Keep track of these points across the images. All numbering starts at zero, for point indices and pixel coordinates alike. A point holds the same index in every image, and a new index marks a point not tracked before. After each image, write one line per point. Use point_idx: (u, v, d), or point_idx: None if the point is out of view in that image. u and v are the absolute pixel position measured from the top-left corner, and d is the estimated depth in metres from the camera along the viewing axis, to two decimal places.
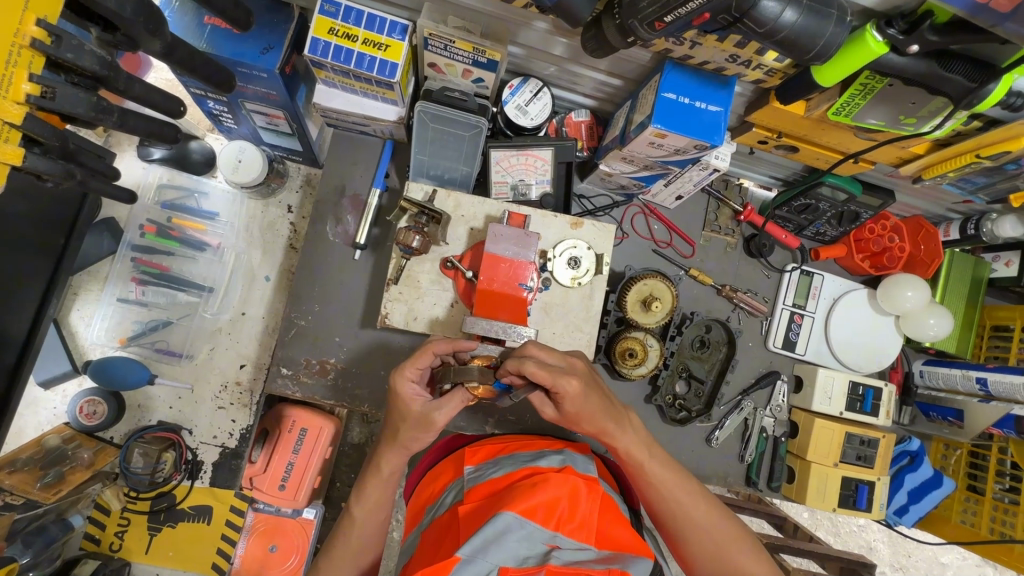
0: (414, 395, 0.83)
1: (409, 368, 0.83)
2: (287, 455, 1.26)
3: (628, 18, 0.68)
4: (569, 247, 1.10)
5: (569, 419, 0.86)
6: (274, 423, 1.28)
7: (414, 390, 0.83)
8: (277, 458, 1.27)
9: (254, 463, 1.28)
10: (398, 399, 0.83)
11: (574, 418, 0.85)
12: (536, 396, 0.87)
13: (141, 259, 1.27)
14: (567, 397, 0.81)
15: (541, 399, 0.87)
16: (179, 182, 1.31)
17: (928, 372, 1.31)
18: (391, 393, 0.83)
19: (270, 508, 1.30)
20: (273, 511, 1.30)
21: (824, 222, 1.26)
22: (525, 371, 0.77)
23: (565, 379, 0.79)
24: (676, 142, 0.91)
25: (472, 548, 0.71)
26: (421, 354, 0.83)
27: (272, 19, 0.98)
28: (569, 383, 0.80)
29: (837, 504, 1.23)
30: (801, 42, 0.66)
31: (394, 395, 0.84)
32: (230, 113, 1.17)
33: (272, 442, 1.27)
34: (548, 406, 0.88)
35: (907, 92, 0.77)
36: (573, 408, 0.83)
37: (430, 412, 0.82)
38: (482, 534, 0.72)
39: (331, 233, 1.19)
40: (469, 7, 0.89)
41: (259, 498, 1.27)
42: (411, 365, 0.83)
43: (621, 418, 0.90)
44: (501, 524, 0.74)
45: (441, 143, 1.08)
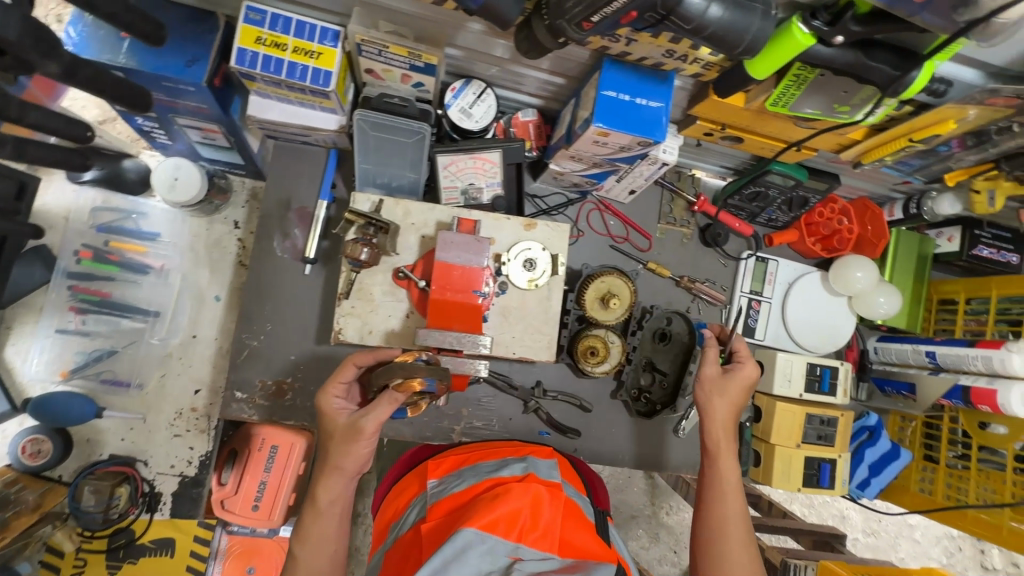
0: (339, 409, 0.85)
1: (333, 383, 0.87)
2: (258, 475, 1.20)
3: (555, 19, 0.67)
4: (524, 250, 1.09)
5: (719, 386, 1.02)
6: (243, 441, 1.22)
7: (338, 406, 0.86)
8: (247, 479, 1.22)
9: (223, 485, 1.23)
10: (322, 415, 0.85)
11: (719, 390, 1.02)
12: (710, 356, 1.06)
13: (79, 287, 1.22)
14: (744, 372, 1.04)
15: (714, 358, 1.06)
16: (115, 204, 1.25)
17: (881, 349, 1.37)
18: (318, 411, 0.86)
19: (245, 530, 1.27)
20: (248, 532, 1.27)
21: (775, 209, 1.28)
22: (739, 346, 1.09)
23: (749, 361, 1.06)
24: (619, 139, 0.91)
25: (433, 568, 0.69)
26: (342, 367, 0.88)
27: (196, 29, 0.93)
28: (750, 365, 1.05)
29: (802, 483, 1.25)
30: (729, 37, 0.66)
31: (321, 414, 0.86)
32: (162, 129, 1.11)
33: (242, 462, 1.20)
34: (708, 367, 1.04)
35: (838, 80, 0.78)
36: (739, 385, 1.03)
37: (358, 421, 0.80)
38: (442, 554, 0.71)
39: (278, 248, 1.15)
40: (400, 11, 0.87)
41: (232, 521, 1.22)
42: (332, 381, 0.87)
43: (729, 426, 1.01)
44: (461, 542, 0.73)
45: (385, 151, 1.05)
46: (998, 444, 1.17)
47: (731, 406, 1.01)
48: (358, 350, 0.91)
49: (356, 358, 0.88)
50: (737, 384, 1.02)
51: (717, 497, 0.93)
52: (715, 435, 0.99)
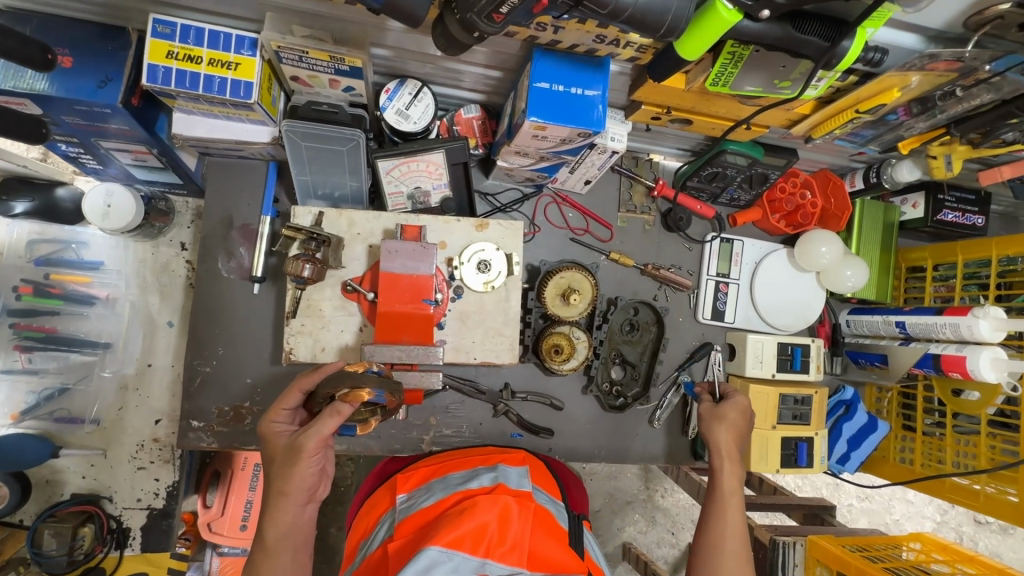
0: (283, 433, 0.83)
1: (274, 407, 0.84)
2: (244, 493, 1.25)
3: (465, 12, 0.63)
4: (477, 251, 1.05)
5: (719, 413, 1.06)
6: (225, 463, 1.28)
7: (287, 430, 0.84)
8: (233, 499, 1.26)
9: (209, 508, 1.26)
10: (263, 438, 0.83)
11: (720, 416, 1.06)
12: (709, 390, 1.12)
13: (21, 323, 1.15)
14: (738, 400, 1.09)
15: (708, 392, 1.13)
16: (52, 235, 1.19)
17: (853, 322, 1.36)
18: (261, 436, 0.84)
19: (235, 550, 1.28)
20: (238, 552, 1.28)
21: (736, 188, 1.25)
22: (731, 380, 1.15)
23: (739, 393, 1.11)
24: (559, 132, 0.87)
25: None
26: (286, 393, 0.84)
27: (106, 48, 0.88)
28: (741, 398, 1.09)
29: (780, 464, 1.24)
30: (649, 19, 0.62)
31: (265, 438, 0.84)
32: (89, 154, 1.05)
33: (226, 482, 1.25)
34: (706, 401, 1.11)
35: (775, 56, 0.74)
36: (733, 412, 1.06)
37: (297, 439, 0.77)
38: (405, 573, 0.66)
39: (224, 269, 1.11)
40: (315, 13, 0.82)
41: (222, 543, 1.25)
42: (277, 405, 0.84)
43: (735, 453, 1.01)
44: (425, 560, 0.68)
45: (322, 161, 1.01)
46: (972, 410, 1.15)
47: (732, 431, 1.04)
48: (303, 373, 0.87)
49: (300, 382, 0.84)
50: (734, 410, 1.07)
51: (717, 514, 0.94)
52: (718, 456, 1.00)
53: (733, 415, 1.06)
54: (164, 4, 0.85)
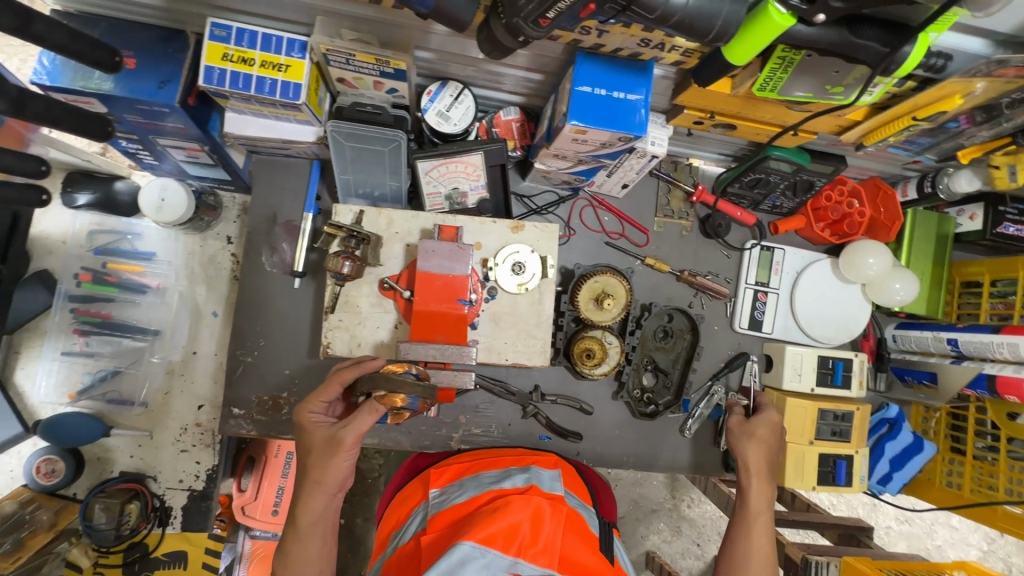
0: (318, 424, 0.84)
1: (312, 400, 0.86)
2: (276, 479, 1.26)
3: (511, 17, 0.64)
4: (512, 253, 1.06)
5: (746, 430, 1.06)
6: (258, 449, 1.29)
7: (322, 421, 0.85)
8: (267, 483, 1.26)
9: (244, 491, 1.26)
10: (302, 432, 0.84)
11: (748, 432, 1.05)
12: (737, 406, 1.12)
13: (80, 309, 1.23)
14: (768, 416, 1.07)
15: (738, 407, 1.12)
16: (110, 226, 1.26)
17: (900, 337, 1.29)
18: (297, 426, 0.85)
19: (267, 535, 1.27)
20: (270, 537, 1.27)
21: (779, 195, 1.21)
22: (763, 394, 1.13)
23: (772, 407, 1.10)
24: (599, 136, 0.87)
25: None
26: (325, 386, 0.86)
27: (166, 50, 0.92)
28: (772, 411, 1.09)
29: (817, 482, 1.20)
30: (698, 24, 0.61)
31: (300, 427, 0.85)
32: (146, 150, 1.11)
33: (259, 468, 1.25)
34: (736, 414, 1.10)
35: (828, 61, 0.72)
36: (762, 429, 1.05)
37: (337, 432, 0.81)
38: (439, 565, 0.67)
39: (267, 263, 1.15)
40: (363, 16, 0.84)
41: (255, 526, 1.25)
42: (313, 396, 0.86)
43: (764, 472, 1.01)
44: (457, 556, 0.69)
45: (364, 160, 1.03)
46: None
47: (761, 448, 1.03)
48: (341, 368, 0.88)
49: (341, 376, 0.85)
50: (762, 426, 1.06)
51: (744, 533, 0.94)
52: (745, 474, 1.00)
53: (762, 432, 1.05)
54: (220, 8, 0.88)
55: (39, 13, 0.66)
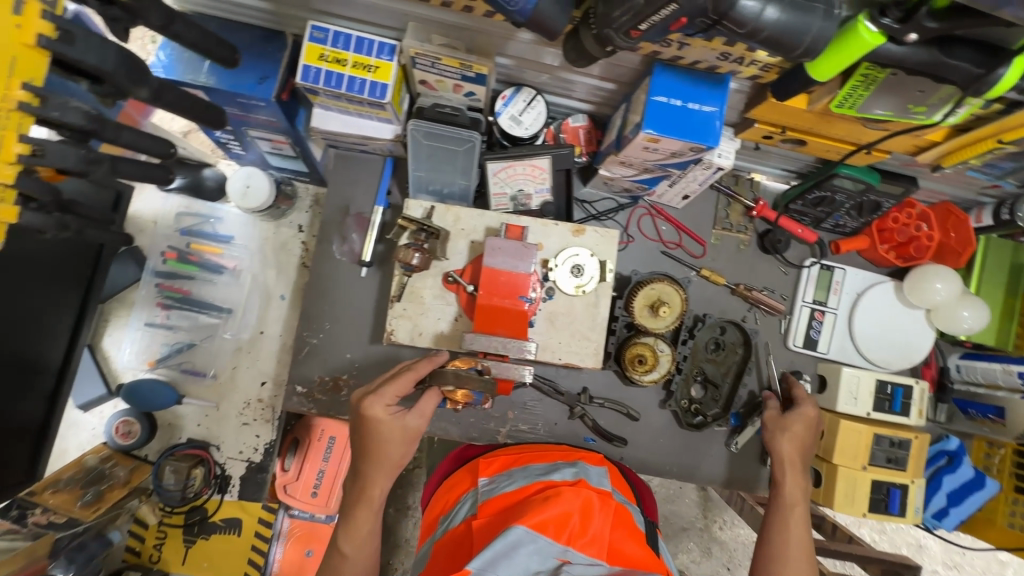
0: (390, 415, 0.88)
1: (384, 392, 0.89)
2: (317, 462, 1.32)
3: (603, 28, 0.67)
4: (572, 255, 1.09)
5: (784, 424, 1.06)
6: (303, 431, 1.35)
7: (389, 411, 0.88)
8: (308, 465, 1.33)
9: (286, 471, 1.34)
10: (372, 424, 0.87)
11: (784, 426, 1.05)
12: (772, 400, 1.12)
13: (164, 284, 1.34)
14: (804, 411, 1.07)
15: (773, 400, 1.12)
16: (196, 209, 1.36)
17: (965, 367, 1.25)
18: (362, 417, 0.88)
19: (305, 515, 1.36)
20: (308, 518, 1.36)
21: (843, 214, 1.20)
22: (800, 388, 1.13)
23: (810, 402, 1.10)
24: (670, 146, 0.89)
25: (483, 561, 0.68)
26: (402, 380, 0.90)
27: (267, 49, 0.99)
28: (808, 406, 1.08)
29: (868, 508, 1.17)
30: (787, 40, 0.63)
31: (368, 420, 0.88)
32: (236, 140, 1.19)
33: (303, 450, 1.32)
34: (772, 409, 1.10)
35: (914, 80, 0.72)
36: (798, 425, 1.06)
37: (413, 422, 0.89)
38: (494, 547, 0.70)
39: (337, 252, 1.21)
40: (452, 24, 0.89)
41: (294, 505, 1.33)
42: (387, 390, 0.89)
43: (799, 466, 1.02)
44: (512, 538, 0.71)
45: (437, 159, 1.09)
46: None
47: (795, 442, 1.04)
48: (415, 362, 0.94)
49: (416, 369, 0.92)
50: (798, 421, 1.06)
51: (781, 530, 0.95)
52: (780, 469, 1.01)
53: (796, 427, 1.05)
54: (320, 12, 0.95)
55: (178, 14, 0.74)
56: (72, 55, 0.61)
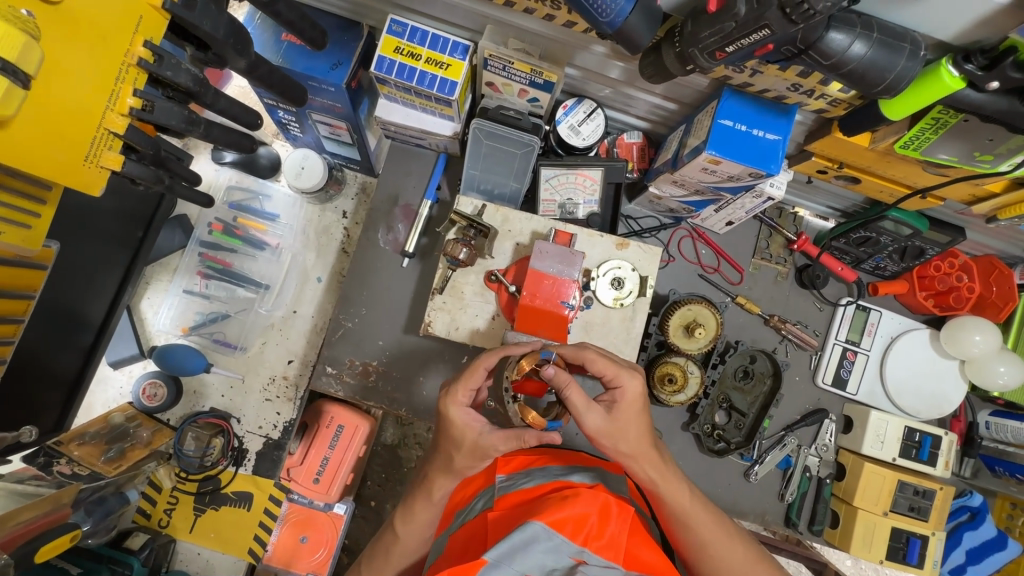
0: (468, 422, 0.85)
1: (460, 392, 0.85)
2: (323, 449, 1.37)
3: (688, 47, 0.69)
4: (613, 268, 1.06)
5: (617, 427, 0.83)
6: (314, 417, 1.39)
7: (467, 417, 0.85)
8: (313, 452, 1.38)
9: (293, 454, 1.39)
10: (452, 425, 0.85)
11: (620, 429, 0.83)
12: (579, 402, 0.82)
13: (207, 254, 1.35)
14: (624, 400, 0.84)
15: (586, 402, 0.82)
16: (246, 184, 1.38)
17: (995, 425, 1.23)
18: (445, 417, 0.86)
19: (304, 500, 1.40)
20: (306, 503, 1.40)
21: (885, 257, 1.20)
22: (601, 362, 0.85)
23: (627, 376, 0.85)
24: (730, 169, 0.90)
25: (498, 552, 0.63)
26: (472, 372, 0.85)
27: (343, 37, 1.01)
28: (631, 379, 0.85)
29: (885, 555, 1.16)
30: (871, 76, 0.65)
31: (448, 419, 0.86)
32: (297, 123, 1.22)
33: (310, 434, 1.37)
34: (595, 411, 0.82)
35: (984, 128, 0.73)
36: (628, 414, 0.84)
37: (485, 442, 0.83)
38: (509, 539, 0.64)
39: (382, 240, 1.24)
40: (530, 30, 0.92)
41: (295, 489, 1.38)
42: (461, 387, 0.86)
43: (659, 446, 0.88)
44: (529, 532, 0.65)
45: (493, 159, 1.12)
46: None
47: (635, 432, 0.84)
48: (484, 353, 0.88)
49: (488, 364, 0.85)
50: (617, 415, 0.83)
51: (708, 549, 0.85)
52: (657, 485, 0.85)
53: (631, 423, 0.84)
54: (401, 7, 0.99)
55: None
56: (189, 20, 0.66)
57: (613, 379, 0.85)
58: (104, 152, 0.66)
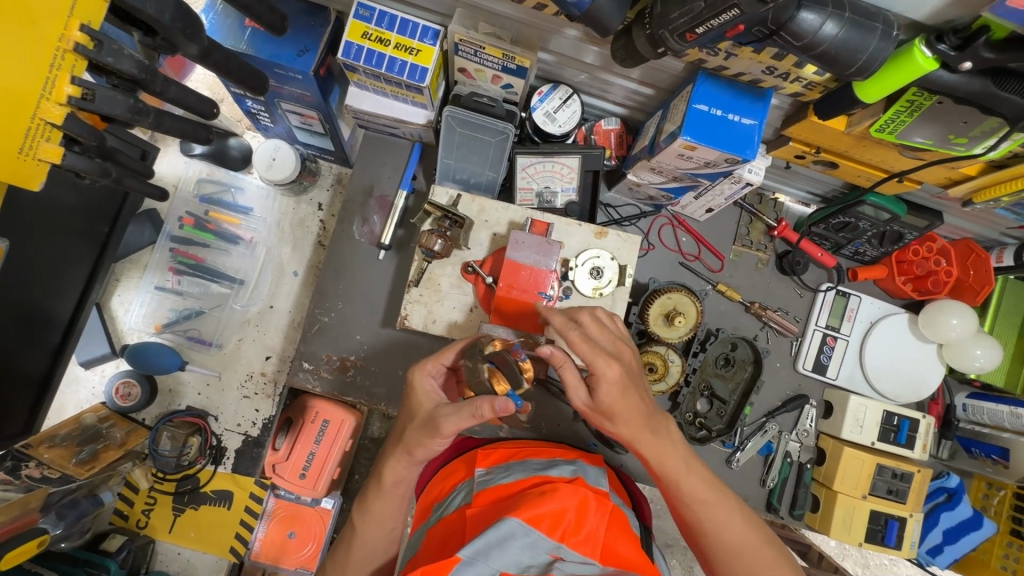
0: (431, 392, 0.86)
1: (431, 363, 0.87)
2: (309, 444, 1.29)
3: (658, 28, 0.67)
4: (592, 257, 1.05)
5: (601, 412, 0.80)
6: (297, 412, 1.32)
7: (430, 388, 0.87)
8: (300, 446, 1.31)
9: (277, 450, 1.32)
10: (413, 392, 0.87)
11: (608, 415, 0.80)
12: (569, 378, 0.79)
13: (179, 250, 1.31)
14: (603, 385, 0.78)
15: (576, 382, 0.79)
16: (218, 177, 1.34)
17: (971, 407, 1.25)
18: (409, 386, 0.88)
19: (290, 496, 1.35)
20: (293, 499, 1.35)
21: (864, 242, 1.20)
22: (579, 347, 0.79)
23: (605, 361, 0.78)
24: (706, 155, 0.89)
25: (473, 549, 0.61)
26: (444, 351, 0.88)
27: (308, 22, 0.98)
28: (612, 369, 0.78)
29: (864, 538, 1.17)
30: (843, 57, 0.64)
31: (411, 390, 0.88)
32: (267, 112, 1.18)
33: (295, 430, 1.30)
34: (580, 391, 0.80)
35: (958, 110, 0.73)
36: (613, 399, 0.78)
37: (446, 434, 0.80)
38: (485, 536, 0.63)
39: (357, 232, 1.21)
40: (499, 13, 0.90)
41: (280, 485, 1.31)
42: (431, 360, 0.88)
43: (657, 422, 0.83)
44: (505, 529, 0.64)
45: (468, 148, 1.10)
46: None
47: (626, 414, 0.80)
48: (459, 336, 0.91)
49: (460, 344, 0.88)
50: (606, 393, 0.78)
51: (711, 529, 0.83)
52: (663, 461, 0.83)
53: (620, 405, 0.79)
54: None
55: None
56: (131, 4, 0.62)
57: (589, 364, 0.78)
58: (41, 143, 0.63)
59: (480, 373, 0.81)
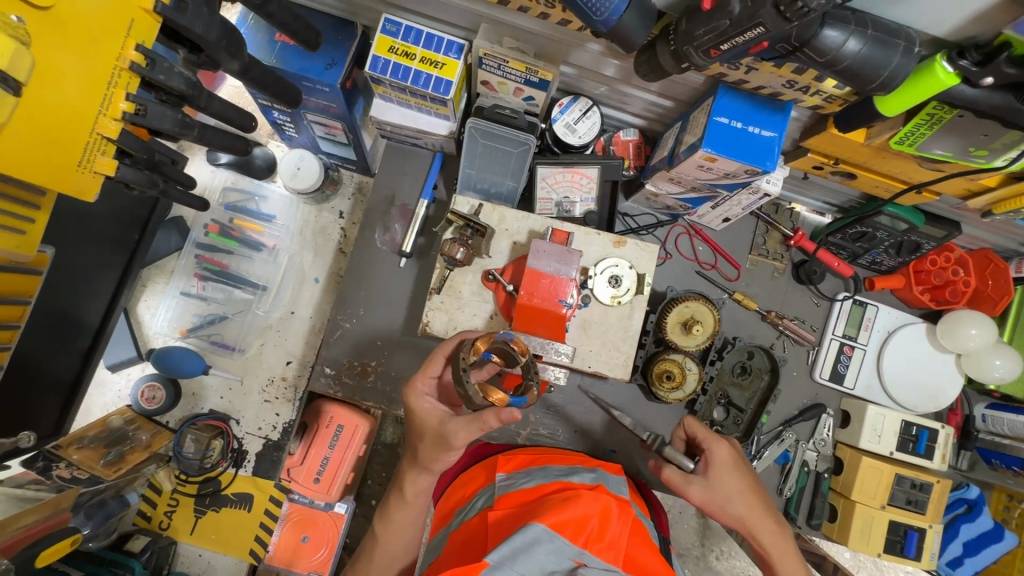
0: (431, 409, 0.87)
1: (420, 379, 0.89)
2: (323, 449, 1.34)
3: (682, 45, 0.69)
4: (610, 266, 1.06)
5: (716, 498, 0.86)
6: (313, 416, 1.37)
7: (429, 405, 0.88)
8: (315, 450, 1.36)
9: (293, 454, 1.38)
10: (414, 413, 0.88)
11: (722, 502, 0.86)
12: (677, 474, 0.88)
13: (204, 256, 1.35)
14: (718, 467, 0.87)
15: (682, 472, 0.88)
16: (242, 186, 1.38)
17: (991, 418, 1.24)
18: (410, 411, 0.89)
19: (304, 500, 1.38)
20: (306, 503, 1.38)
21: (881, 251, 1.20)
22: (691, 427, 0.92)
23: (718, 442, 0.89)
24: (726, 166, 0.90)
25: (500, 555, 0.62)
26: (431, 362, 0.89)
27: (337, 37, 1.01)
28: (722, 448, 0.89)
29: (882, 548, 1.17)
30: (865, 73, 0.66)
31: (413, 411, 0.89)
32: (292, 122, 1.21)
33: (310, 435, 1.36)
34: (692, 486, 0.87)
35: (978, 123, 0.73)
36: (729, 484, 0.87)
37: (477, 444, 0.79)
38: (511, 542, 0.64)
39: (378, 240, 1.24)
40: (525, 29, 0.92)
41: (296, 490, 1.36)
42: (419, 378, 0.89)
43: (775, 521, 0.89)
44: (530, 535, 0.66)
45: (488, 158, 1.12)
46: None
47: (746, 500, 0.87)
48: (442, 341, 0.91)
49: (443, 348, 0.89)
50: (733, 479, 0.87)
51: None
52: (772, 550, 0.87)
53: (735, 488, 0.87)
54: (394, 6, 0.98)
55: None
56: (181, 23, 0.66)
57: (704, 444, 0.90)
58: (98, 157, 0.67)
59: (471, 391, 0.83)
